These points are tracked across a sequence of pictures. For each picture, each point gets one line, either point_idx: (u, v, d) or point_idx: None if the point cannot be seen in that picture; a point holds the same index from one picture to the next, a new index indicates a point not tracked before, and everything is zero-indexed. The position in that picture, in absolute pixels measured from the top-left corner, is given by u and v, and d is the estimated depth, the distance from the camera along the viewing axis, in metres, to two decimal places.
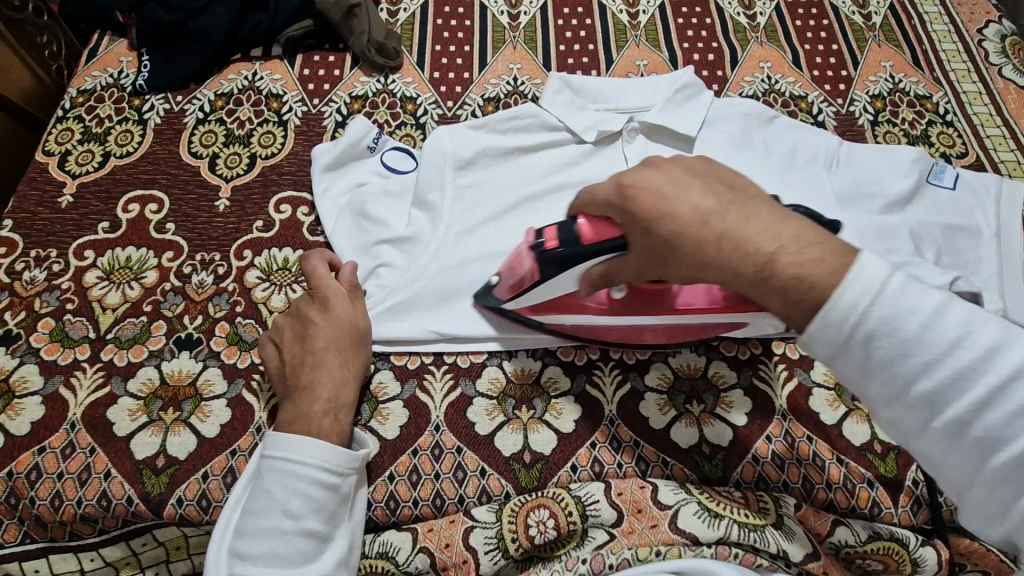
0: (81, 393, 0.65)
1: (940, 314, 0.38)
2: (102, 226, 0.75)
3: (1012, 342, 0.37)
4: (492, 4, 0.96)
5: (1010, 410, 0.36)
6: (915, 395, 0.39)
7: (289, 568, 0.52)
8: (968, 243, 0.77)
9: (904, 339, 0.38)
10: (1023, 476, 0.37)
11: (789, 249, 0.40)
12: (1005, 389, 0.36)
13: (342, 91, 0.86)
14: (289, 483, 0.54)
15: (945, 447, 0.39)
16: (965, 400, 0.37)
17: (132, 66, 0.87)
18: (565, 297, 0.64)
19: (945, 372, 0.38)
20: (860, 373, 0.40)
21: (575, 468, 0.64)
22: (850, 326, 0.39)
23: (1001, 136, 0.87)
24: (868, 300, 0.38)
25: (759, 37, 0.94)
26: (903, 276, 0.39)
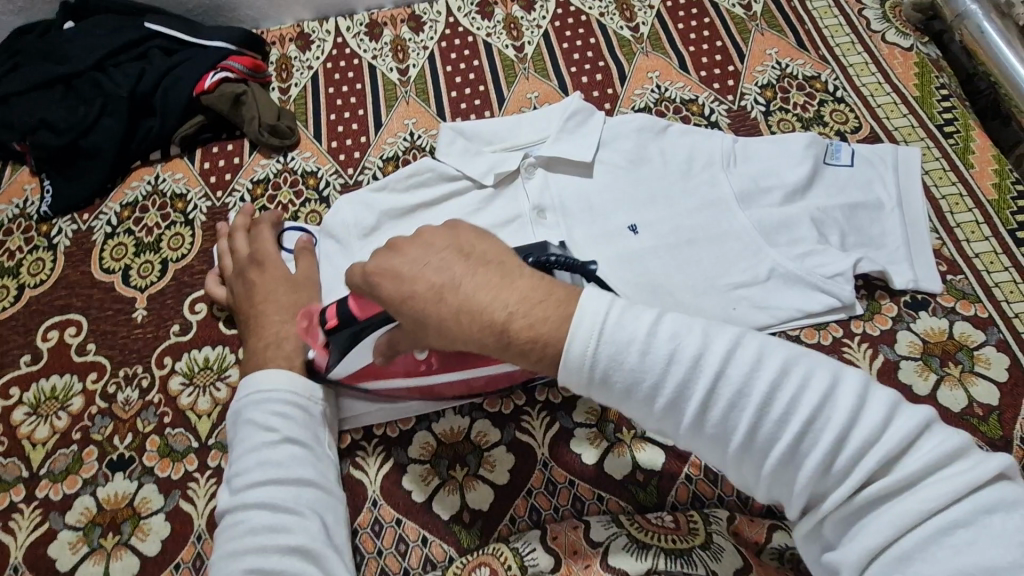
0: (21, 535, 0.66)
1: (653, 335, 0.41)
2: (25, 360, 0.77)
3: (714, 341, 0.41)
4: (381, 63, 0.97)
5: (724, 404, 0.40)
6: (659, 409, 0.42)
7: (282, 470, 0.55)
8: (872, 218, 0.77)
9: (630, 366, 0.41)
10: (756, 459, 0.40)
11: (535, 317, 0.43)
12: (716, 388, 0.40)
13: (243, 178, 0.87)
14: (262, 406, 0.60)
15: (695, 444, 0.42)
16: (690, 406, 0.40)
17: (36, 192, 0.88)
18: (369, 368, 0.65)
19: (671, 385, 0.40)
20: (616, 399, 0.43)
21: (513, 520, 0.65)
22: (588, 364, 0.42)
23: (892, 103, 0.88)
24: (593, 342, 0.42)
25: (644, 48, 0.96)
26: (621, 306, 0.43)
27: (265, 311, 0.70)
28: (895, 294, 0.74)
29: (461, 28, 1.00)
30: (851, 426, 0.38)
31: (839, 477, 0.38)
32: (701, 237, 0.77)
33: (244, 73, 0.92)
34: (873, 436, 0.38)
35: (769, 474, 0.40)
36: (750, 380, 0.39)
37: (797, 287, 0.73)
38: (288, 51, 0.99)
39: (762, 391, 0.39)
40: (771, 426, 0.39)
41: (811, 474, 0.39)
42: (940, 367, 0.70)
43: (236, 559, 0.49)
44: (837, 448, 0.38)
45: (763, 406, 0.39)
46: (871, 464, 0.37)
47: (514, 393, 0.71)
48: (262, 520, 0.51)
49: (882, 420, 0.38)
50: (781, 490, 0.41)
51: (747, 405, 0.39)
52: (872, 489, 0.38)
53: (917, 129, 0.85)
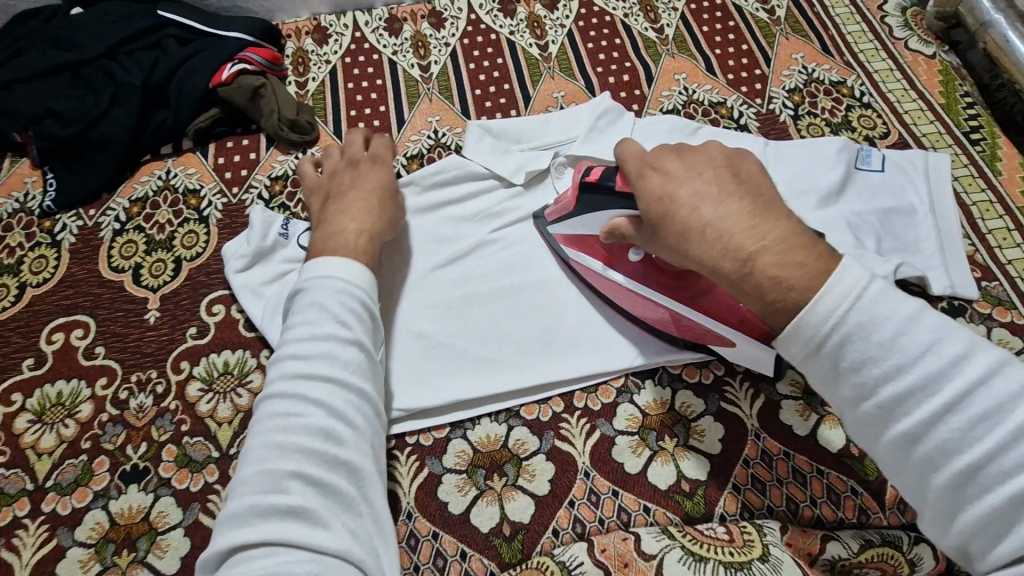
0: (26, 553, 0.62)
1: (915, 321, 0.42)
2: (27, 364, 0.72)
3: (978, 354, 0.40)
4: (401, 59, 0.94)
5: (969, 415, 0.39)
6: (879, 399, 0.42)
7: (344, 370, 0.52)
8: (905, 223, 0.77)
9: (875, 344, 0.42)
10: (976, 484, 0.39)
11: (788, 261, 0.45)
12: (966, 396, 0.39)
13: (260, 174, 0.84)
14: (333, 294, 0.56)
15: (902, 449, 0.42)
16: (924, 404, 0.40)
17: (38, 186, 0.84)
18: (586, 238, 0.70)
19: (914, 378, 0.41)
20: (832, 377, 0.44)
21: (556, 532, 0.62)
22: (828, 327, 0.43)
23: (919, 110, 0.88)
24: (845, 305, 0.43)
25: (670, 49, 0.95)
26: (881, 283, 0.43)
27: (353, 203, 0.69)
28: (932, 300, 0.74)
29: (483, 25, 0.98)
30: None
31: None
32: None
33: (263, 66, 0.89)
34: None
35: (983, 505, 0.39)
36: (1010, 405, 0.38)
37: None
38: (305, 44, 0.96)
39: (1017, 419, 0.38)
40: (1015, 452, 0.38)
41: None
42: None
43: (279, 454, 0.46)
44: None
45: (1017, 430, 0.38)
46: None
47: (551, 399, 0.69)
48: (314, 419, 0.48)
49: None
50: (985, 535, 0.39)
51: (997, 423, 0.38)
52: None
53: (944, 136, 0.86)
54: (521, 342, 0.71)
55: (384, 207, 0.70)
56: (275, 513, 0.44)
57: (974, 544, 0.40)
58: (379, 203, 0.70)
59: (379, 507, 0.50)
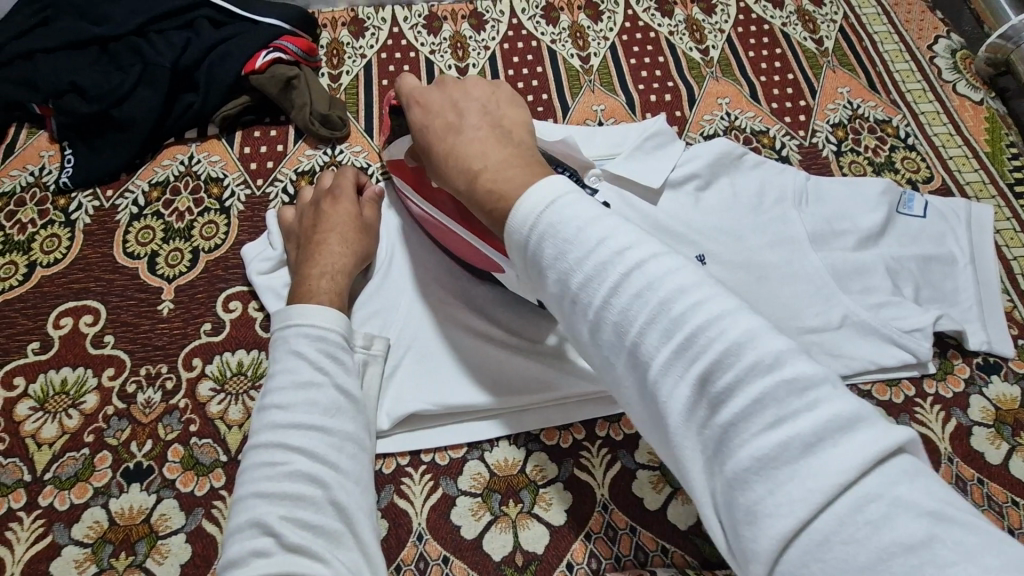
0: (19, 548, 0.59)
1: (595, 221, 0.42)
2: (33, 347, 0.69)
3: (642, 245, 0.41)
4: (438, 59, 0.92)
5: (629, 298, 0.39)
6: (570, 293, 0.42)
7: (325, 417, 0.53)
8: (945, 273, 0.75)
9: (562, 241, 0.43)
10: (643, 363, 0.39)
11: (502, 176, 0.50)
12: (624, 280, 0.40)
13: (287, 167, 0.81)
14: (315, 343, 0.58)
15: (595, 352, 0.42)
16: (599, 290, 0.41)
17: (55, 161, 0.81)
18: (406, 172, 0.71)
19: (588, 262, 0.41)
20: (540, 277, 0.45)
21: (571, 566, 0.61)
22: (529, 225, 0.44)
23: (963, 157, 0.86)
24: (540, 209, 0.44)
25: (714, 72, 0.93)
26: (574, 194, 0.44)
27: (328, 241, 0.69)
28: (967, 354, 0.73)
29: (524, 31, 0.95)
30: (740, 351, 0.35)
31: (722, 404, 0.35)
32: (771, 277, 0.74)
33: (298, 56, 0.86)
34: (764, 364, 0.35)
35: (652, 387, 0.38)
36: (659, 283, 0.39)
37: (871, 338, 0.71)
38: (340, 36, 0.93)
39: (651, 284, 0.39)
40: (665, 329, 0.38)
41: (685, 393, 0.37)
42: (1012, 436, 0.69)
43: (271, 499, 0.48)
44: (719, 367, 0.36)
45: (665, 308, 0.38)
46: (748, 394, 0.35)
47: (573, 426, 0.67)
48: (300, 467, 0.49)
49: (775, 355, 0.35)
50: (660, 417, 0.39)
51: (649, 303, 0.39)
52: (741, 428, 0.34)
53: (988, 185, 0.84)
54: (545, 353, 0.69)
55: (354, 240, 0.70)
56: (272, 550, 0.46)
57: (658, 429, 0.39)
58: (346, 241, 0.70)
59: (368, 542, 0.50)
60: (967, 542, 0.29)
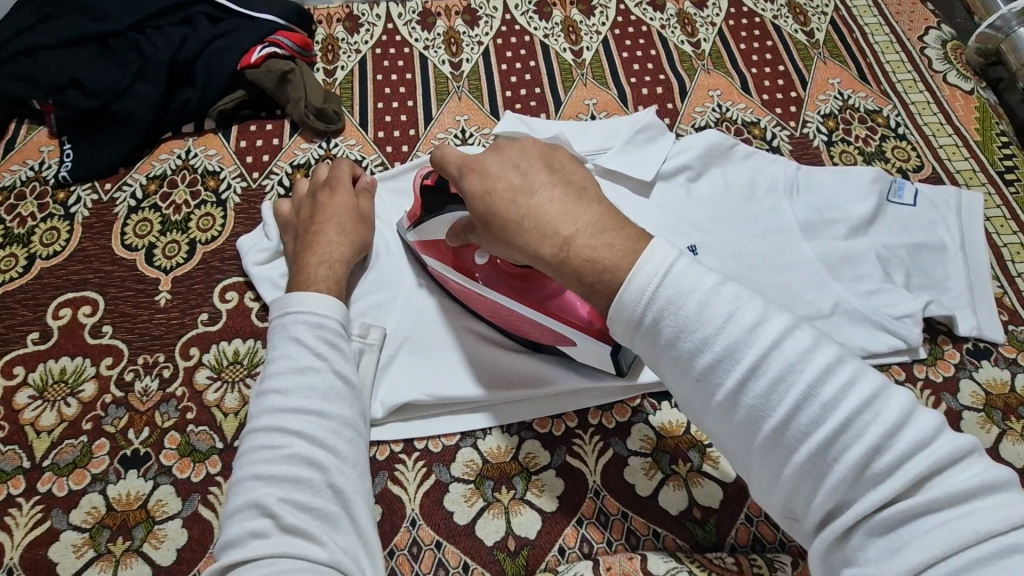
0: (18, 534, 0.60)
1: (717, 291, 0.39)
2: (32, 338, 0.70)
3: (775, 317, 0.38)
4: (432, 54, 0.93)
5: (768, 380, 0.37)
6: (697, 371, 0.39)
7: (323, 401, 0.54)
8: (935, 260, 0.76)
9: (685, 317, 0.39)
10: (787, 450, 0.36)
11: (599, 241, 0.43)
12: (762, 360, 0.37)
13: (282, 161, 0.82)
14: (313, 330, 0.59)
15: (720, 426, 0.39)
16: (735, 371, 0.37)
17: (54, 155, 0.82)
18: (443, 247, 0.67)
19: (719, 345, 0.38)
20: (655, 351, 0.41)
21: (562, 550, 0.61)
22: (644, 301, 0.40)
23: (954, 146, 0.87)
24: (656, 280, 0.40)
25: (705, 65, 0.93)
26: (688, 259, 0.40)
27: (325, 231, 0.70)
28: (957, 340, 0.73)
29: (517, 26, 0.96)
30: (896, 431, 0.34)
31: (875, 483, 0.34)
32: (762, 266, 0.74)
33: (293, 51, 0.87)
34: (918, 444, 0.34)
35: (795, 469, 0.36)
36: (802, 361, 0.36)
37: (861, 324, 0.71)
38: (335, 32, 0.94)
39: (792, 362, 0.36)
40: (812, 412, 0.36)
41: (839, 475, 0.35)
42: (1002, 420, 0.69)
43: (268, 481, 0.49)
44: (877, 451, 0.34)
45: (810, 389, 0.36)
46: (907, 476, 0.34)
47: (566, 414, 0.68)
48: (297, 449, 0.50)
49: (929, 434, 0.34)
50: (803, 492, 0.37)
51: (793, 385, 0.36)
52: (894, 512, 0.34)
53: (978, 174, 0.85)
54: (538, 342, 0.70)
55: (351, 229, 0.71)
56: (270, 531, 0.46)
57: (791, 500, 0.38)
58: (343, 232, 0.70)
59: (364, 526, 0.51)
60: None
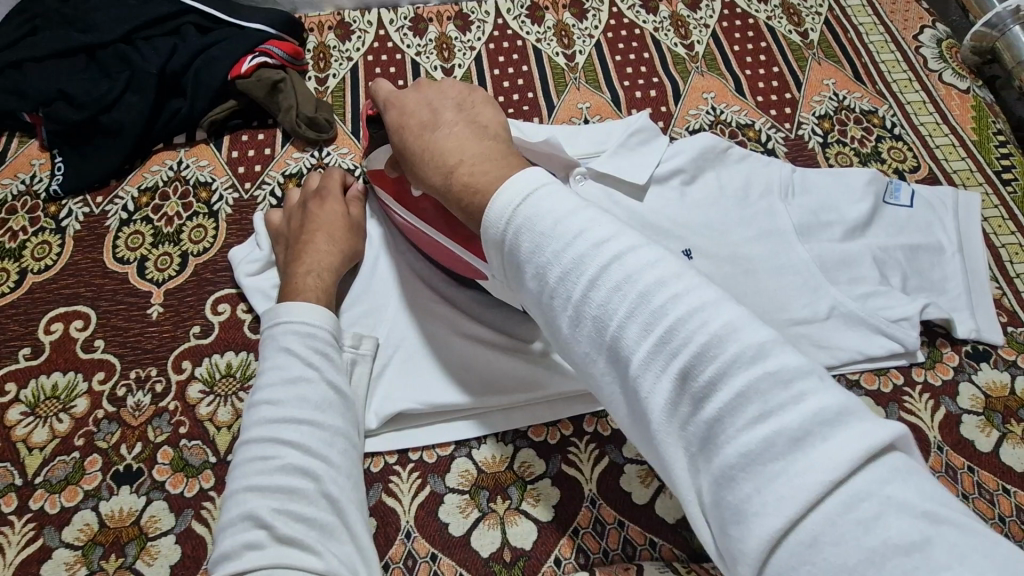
0: (11, 552, 0.59)
1: (572, 216, 0.43)
2: (24, 353, 0.70)
3: (620, 238, 0.41)
4: (424, 60, 0.92)
5: (606, 291, 0.40)
6: (551, 288, 0.42)
7: (316, 411, 0.54)
8: (933, 262, 0.75)
9: (537, 234, 0.43)
10: (624, 358, 0.39)
11: (477, 171, 0.50)
12: (602, 274, 0.40)
13: (274, 170, 0.82)
14: (304, 339, 0.58)
15: (577, 348, 0.42)
16: (577, 284, 0.41)
17: (45, 169, 0.82)
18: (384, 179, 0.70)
19: (567, 260, 0.42)
20: (520, 274, 0.45)
21: (559, 561, 0.61)
22: (505, 219, 0.45)
23: (950, 145, 0.86)
24: (516, 204, 0.45)
25: (699, 67, 0.93)
26: (550, 188, 0.45)
27: (315, 240, 0.69)
28: (956, 343, 0.73)
29: (510, 31, 0.96)
30: (722, 339, 0.35)
31: (706, 394, 0.35)
32: (757, 270, 0.74)
33: (284, 60, 0.87)
34: (750, 357, 0.34)
35: (637, 379, 0.38)
36: (635, 275, 0.39)
37: (858, 328, 0.71)
38: (327, 40, 0.94)
39: (631, 278, 0.39)
40: (640, 319, 0.38)
41: (669, 383, 0.36)
42: (1003, 423, 0.68)
43: (262, 492, 0.48)
44: (701, 358, 0.35)
45: (643, 299, 0.38)
46: (736, 385, 0.34)
47: (561, 422, 0.68)
48: (291, 460, 0.50)
49: (762, 347, 0.35)
50: (647, 407, 0.38)
51: (628, 295, 0.39)
52: (730, 423, 0.34)
53: (975, 174, 0.84)
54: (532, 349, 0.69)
55: (341, 239, 0.71)
56: (265, 543, 0.46)
57: (642, 420, 0.39)
58: (334, 240, 0.70)
59: (361, 535, 0.50)
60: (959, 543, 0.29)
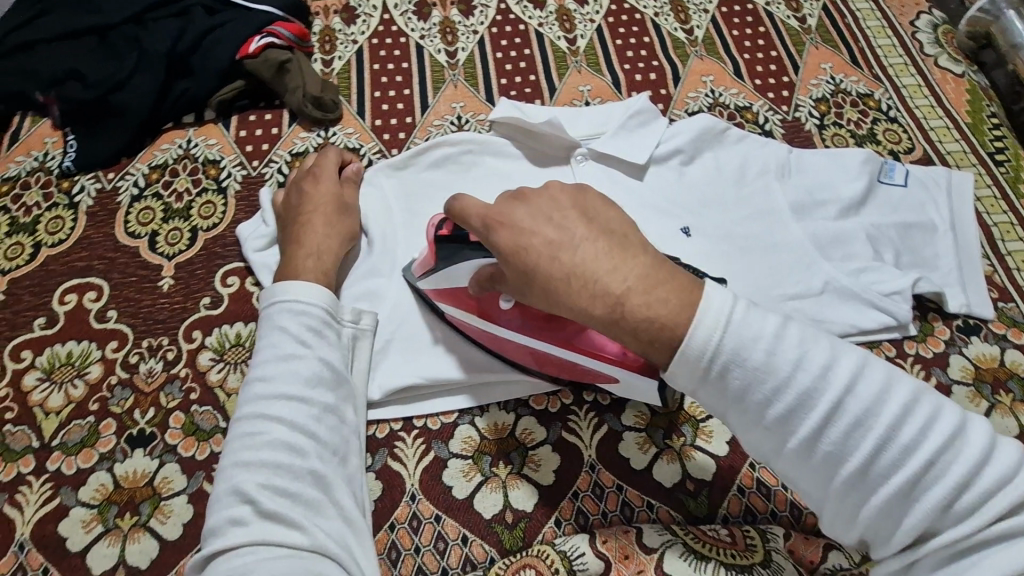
0: (29, 510, 0.61)
1: (781, 338, 0.42)
2: (39, 323, 0.71)
3: (842, 359, 0.41)
4: (428, 43, 0.94)
5: (845, 425, 0.40)
6: (771, 421, 0.42)
7: (306, 388, 0.56)
8: (925, 239, 0.77)
9: (752, 368, 0.41)
10: (846, 474, 0.40)
11: (649, 302, 0.43)
12: (840, 404, 0.40)
13: (281, 149, 0.84)
14: (297, 317, 0.60)
15: (797, 469, 0.42)
16: (810, 419, 0.41)
17: (58, 146, 0.84)
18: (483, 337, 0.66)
19: (790, 397, 0.41)
20: (725, 400, 0.43)
21: (559, 523, 0.63)
22: (708, 356, 0.42)
23: (944, 128, 0.88)
24: (718, 333, 0.41)
25: (698, 51, 0.94)
26: (744, 305, 0.42)
27: (312, 220, 0.71)
28: (947, 317, 0.75)
29: (512, 15, 0.97)
30: (954, 459, 0.39)
31: (955, 512, 0.39)
32: (753, 247, 0.76)
33: (290, 41, 0.88)
34: (976, 473, 0.39)
35: (872, 506, 0.40)
36: (874, 405, 0.40)
37: (851, 302, 0.72)
38: (332, 23, 0.95)
39: (859, 403, 0.40)
40: (891, 455, 0.39)
41: (920, 509, 0.39)
42: (991, 394, 0.70)
43: (251, 466, 0.51)
44: (943, 481, 0.39)
45: (887, 435, 0.39)
46: (977, 497, 0.38)
47: (561, 392, 0.69)
48: (277, 436, 0.52)
49: (986, 458, 0.39)
50: (881, 523, 0.41)
51: (869, 431, 0.40)
52: (957, 532, 0.39)
53: (968, 155, 0.86)
54: None
55: (337, 219, 0.72)
56: (250, 518, 0.48)
57: (866, 529, 0.42)
58: (330, 220, 0.72)
59: (349, 509, 0.53)
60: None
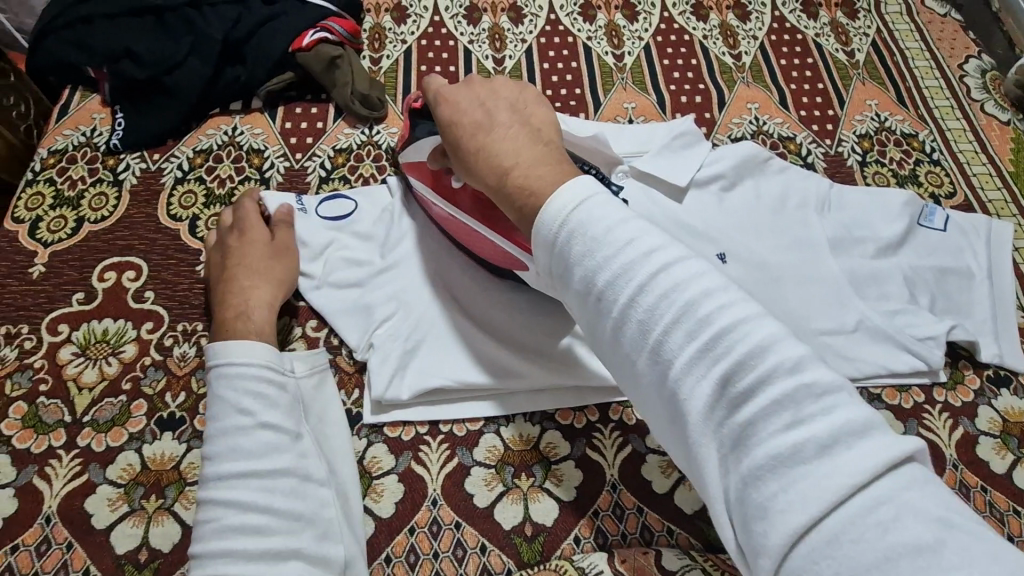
0: (57, 484, 0.62)
1: (623, 222, 0.45)
2: (77, 298, 0.72)
3: (672, 248, 0.44)
4: (476, 49, 0.94)
5: (654, 299, 0.42)
6: (597, 292, 0.45)
7: (252, 462, 0.54)
8: (960, 286, 0.77)
9: (591, 239, 0.45)
10: (659, 356, 0.42)
11: (536, 178, 0.51)
12: (655, 280, 0.42)
13: (325, 144, 0.84)
14: (234, 384, 0.57)
15: (619, 349, 0.44)
16: (626, 291, 0.43)
17: (106, 123, 0.85)
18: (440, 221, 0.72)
19: (616, 266, 0.44)
20: (566, 273, 0.47)
21: (577, 540, 0.63)
22: (558, 221, 0.47)
23: (986, 174, 0.87)
24: (569, 208, 0.46)
25: (745, 77, 0.94)
26: (604, 196, 0.47)
27: (239, 275, 0.68)
28: (978, 366, 0.74)
29: (562, 27, 0.97)
30: (763, 355, 0.39)
31: (732, 401, 0.39)
32: (789, 280, 0.75)
33: (343, 37, 0.89)
34: (789, 374, 0.38)
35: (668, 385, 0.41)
36: (690, 287, 0.42)
37: (883, 343, 0.72)
38: (383, 21, 0.96)
39: (679, 287, 0.42)
40: (686, 333, 0.41)
41: (699, 394, 0.40)
42: (1019, 448, 0.70)
43: (216, 560, 0.50)
44: (745, 379, 0.39)
45: (686, 311, 0.41)
46: (765, 397, 0.38)
47: (587, 408, 0.70)
48: (232, 522, 0.51)
49: (787, 361, 0.38)
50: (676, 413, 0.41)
51: (673, 305, 0.42)
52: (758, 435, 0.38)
53: (1009, 205, 0.85)
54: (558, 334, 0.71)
55: (265, 267, 0.70)
56: None
57: (671, 421, 0.42)
58: (266, 272, 0.69)
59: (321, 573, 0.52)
60: (970, 546, 0.32)
